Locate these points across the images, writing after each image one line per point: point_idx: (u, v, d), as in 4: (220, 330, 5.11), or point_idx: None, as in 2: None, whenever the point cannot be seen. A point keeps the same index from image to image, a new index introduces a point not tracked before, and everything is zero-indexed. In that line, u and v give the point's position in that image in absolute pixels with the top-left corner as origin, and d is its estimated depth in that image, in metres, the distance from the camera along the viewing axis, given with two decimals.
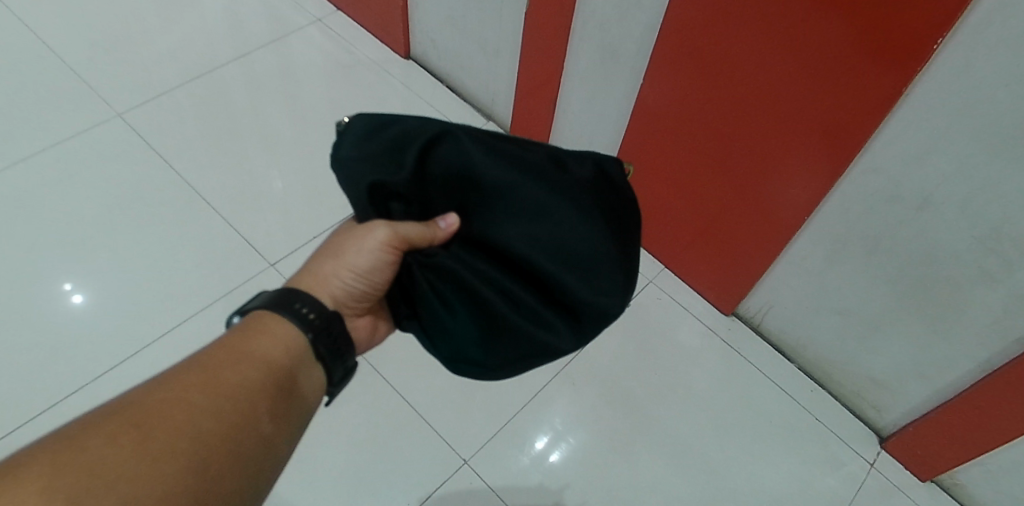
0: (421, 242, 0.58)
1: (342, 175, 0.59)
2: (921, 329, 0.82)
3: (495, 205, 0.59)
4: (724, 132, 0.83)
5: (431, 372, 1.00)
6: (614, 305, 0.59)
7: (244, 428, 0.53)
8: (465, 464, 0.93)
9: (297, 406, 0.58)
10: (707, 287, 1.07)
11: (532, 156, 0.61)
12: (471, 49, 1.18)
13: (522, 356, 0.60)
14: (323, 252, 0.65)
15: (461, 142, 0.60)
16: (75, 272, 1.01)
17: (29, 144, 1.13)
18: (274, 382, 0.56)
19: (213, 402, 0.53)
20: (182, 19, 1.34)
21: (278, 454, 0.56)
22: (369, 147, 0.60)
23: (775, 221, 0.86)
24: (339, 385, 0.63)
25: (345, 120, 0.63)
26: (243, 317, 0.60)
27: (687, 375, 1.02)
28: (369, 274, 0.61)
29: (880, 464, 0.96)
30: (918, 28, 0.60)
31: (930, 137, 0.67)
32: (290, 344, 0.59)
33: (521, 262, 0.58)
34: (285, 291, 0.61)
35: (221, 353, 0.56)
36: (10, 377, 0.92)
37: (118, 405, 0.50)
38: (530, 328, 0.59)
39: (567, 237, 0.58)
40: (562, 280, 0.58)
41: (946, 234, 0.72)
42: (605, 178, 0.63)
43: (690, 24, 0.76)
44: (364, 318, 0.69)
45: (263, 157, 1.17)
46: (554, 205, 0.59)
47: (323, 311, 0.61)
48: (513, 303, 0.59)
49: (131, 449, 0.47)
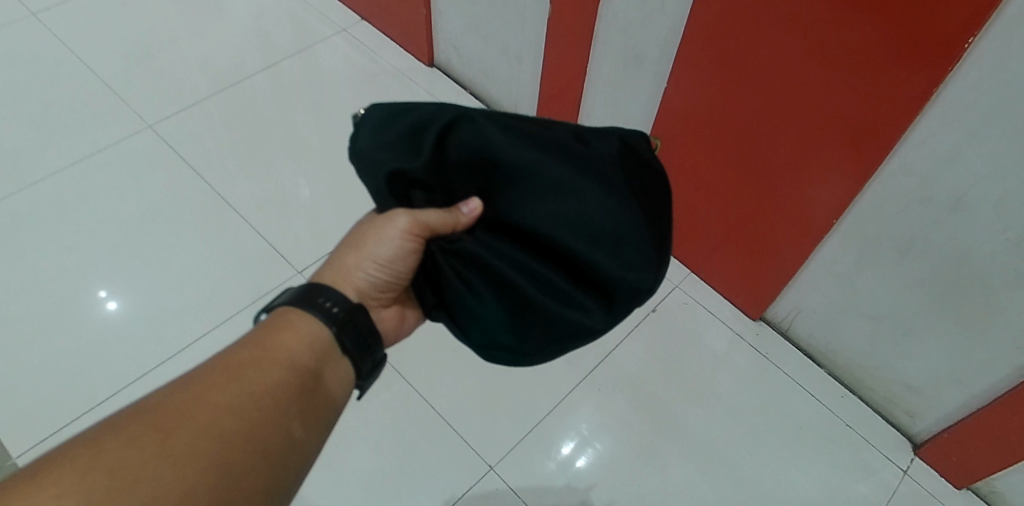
0: (444, 228, 0.59)
1: (361, 166, 0.61)
2: (955, 333, 0.80)
3: (518, 185, 0.59)
4: (749, 126, 0.81)
5: (457, 378, 1.00)
6: (647, 280, 0.59)
7: (267, 427, 0.54)
8: (491, 470, 0.93)
9: (323, 404, 0.59)
10: (734, 292, 1.06)
11: (551, 135, 0.61)
12: (494, 56, 1.19)
13: (556, 338, 0.61)
14: (345, 245, 0.66)
15: (477, 123, 0.60)
16: (109, 280, 1.04)
17: (64, 156, 1.16)
18: (298, 380, 0.57)
19: (235, 402, 0.54)
20: (211, 31, 1.37)
21: (305, 451, 0.57)
22: (384, 136, 0.61)
23: (806, 221, 0.84)
24: (369, 378, 0.64)
25: (360, 112, 0.65)
26: (268, 315, 0.61)
27: (714, 380, 1.01)
28: (391, 264, 0.62)
29: (913, 471, 0.94)
30: (949, 28, 0.59)
31: (964, 135, 0.65)
32: (314, 339, 0.59)
33: (548, 241, 0.59)
34: (308, 286, 0.62)
35: (245, 353, 0.57)
36: (48, 382, 0.94)
37: (145, 406, 0.52)
38: (561, 309, 0.60)
39: (594, 214, 0.59)
40: (590, 258, 0.58)
41: (980, 236, 0.70)
42: (630, 152, 0.63)
43: (714, 23, 0.76)
44: (389, 310, 0.70)
45: (290, 165, 1.19)
46: (577, 182, 0.59)
47: (347, 304, 0.62)
48: (541, 284, 0.60)
49: (152, 451, 0.48)
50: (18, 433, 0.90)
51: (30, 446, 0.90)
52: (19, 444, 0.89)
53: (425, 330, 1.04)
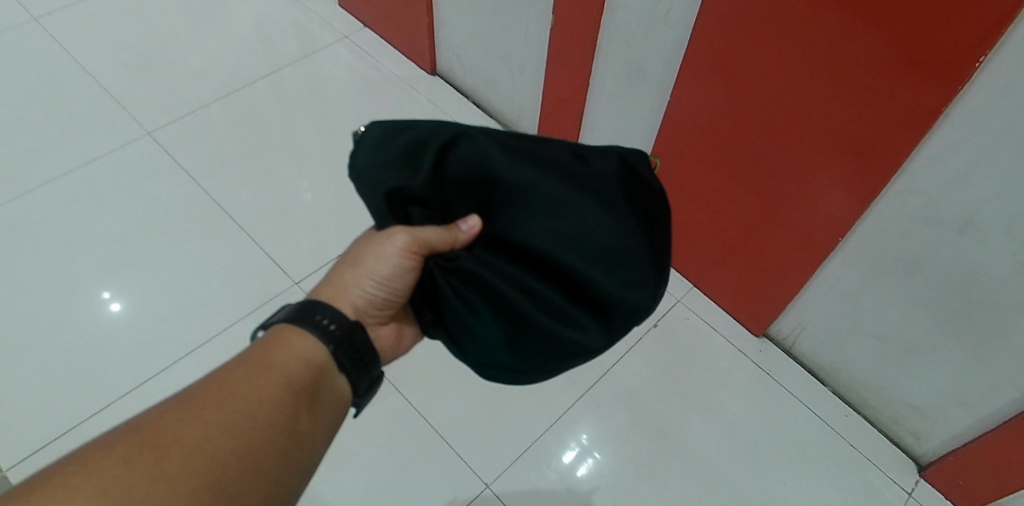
0: (442, 245, 0.57)
1: (360, 185, 0.59)
2: (963, 356, 0.78)
3: (516, 202, 0.58)
4: (754, 142, 0.80)
5: (454, 393, 0.99)
6: (645, 299, 0.58)
7: (262, 445, 0.53)
8: (487, 488, 0.92)
9: (319, 421, 0.58)
10: (737, 308, 1.04)
11: (551, 152, 0.60)
12: (496, 65, 1.18)
13: (554, 357, 0.59)
14: (343, 262, 0.65)
15: (476, 141, 0.59)
16: (105, 289, 1.03)
17: (62, 163, 1.16)
18: (295, 398, 0.56)
19: (229, 420, 0.52)
20: (212, 38, 1.36)
21: (300, 468, 0.56)
22: (383, 154, 0.60)
23: (811, 239, 0.83)
24: (366, 396, 0.63)
25: (360, 129, 0.63)
26: (265, 332, 0.60)
27: (715, 398, 1.00)
28: (389, 281, 0.61)
29: (919, 493, 0.92)
30: (957, 46, 0.58)
31: (974, 156, 0.64)
32: (311, 357, 0.58)
33: (546, 259, 0.58)
34: (305, 304, 0.61)
35: (240, 369, 0.56)
36: (44, 392, 0.94)
37: (137, 424, 0.51)
38: (558, 327, 0.58)
39: (592, 232, 0.58)
40: (588, 276, 0.57)
41: (990, 258, 0.69)
42: (629, 170, 0.62)
43: (720, 38, 0.74)
44: (388, 326, 0.69)
45: (289, 173, 1.18)
46: (576, 200, 0.58)
47: (345, 322, 0.61)
48: (539, 302, 0.58)
49: (145, 470, 0.47)
50: (10, 446, 0.90)
51: (21, 460, 0.89)
52: (11, 458, 0.89)
53: (423, 343, 1.03)
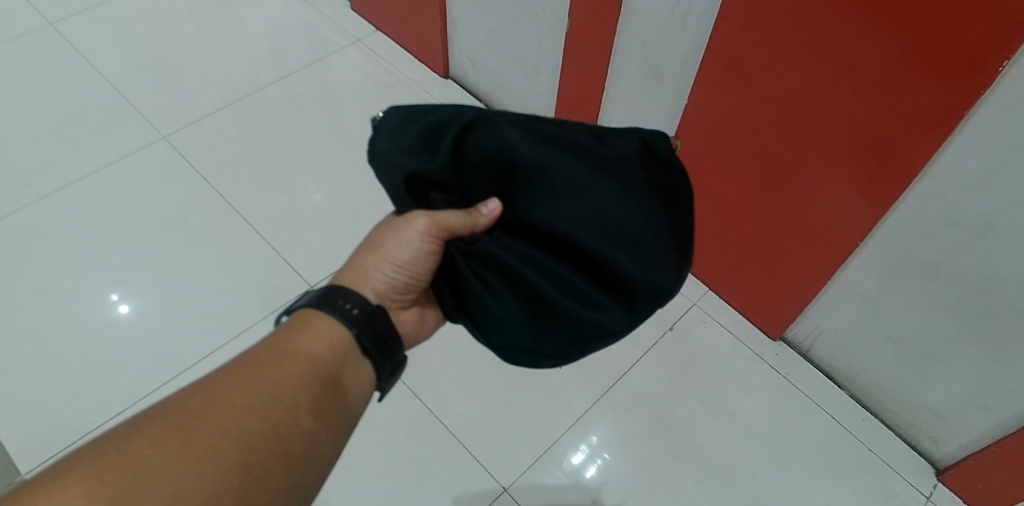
0: (462, 230, 0.58)
1: (380, 170, 0.61)
2: (982, 361, 0.78)
3: (535, 185, 0.58)
4: (773, 139, 0.79)
5: (471, 396, 0.99)
6: (668, 280, 0.57)
7: (288, 428, 0.53)
8: (505, 491, 0.92)
9: (344, 407, 0.57)
10: (753, 311, 1.04)
11: (571, 135, 0.60)
12: (511, 69, 1.18)
13: (577, 340, 0.59)
14: (364, 247, 0.64)
15: (496, 125, 0.59)
16: (117, 291, 1.03)
17: (75, 169, 1.16)
18: (319, 382, 0.56)
19: (256, 402, 0.52)
20: (225, 41, 1.36)
21: (327, 452, 0.56)
22: (402, 139, 0.60)
23: (830, 238, 0.82)
24: (389, 380, 0.62)
25: (379, 114, 0.64)
26: (289, 317, 0.60)
27: (731, 400, 0.99)
28: (410, 266, 0.61)
29: (937, 497, 0.92)
30: (983, 50, 0.57)
31: (996, 159, 0.64)
32: (336, 342, 0.58)
33: (566, 241, 0.57)
34: (328, 289, 0.60)
35: (266, 353, 0.56)
36: (61, 395, 0.94)
37: (167, 406, 0.51)
38: (580, 310, 0.58)
39: (613, 214, 0.57)
40: (610, 257, 0.56)
41: (1011, 263, 0.69)
42: (650, 151, 0.60)
43: (739, 38, 0.74)
44: (410, 311, 0.68)
45: (303, 177, 1.18)
46: (596, 182, 0.58)
47: (367, 306, 0.60)
48: (560, 284, 0.58)
49: (174, 451, 0.48)
50: (29, 449, 0.90)
51: (39, 465, 0.88)
52: (29, 462, 0.88)
53: (439, 347, 1.03)
